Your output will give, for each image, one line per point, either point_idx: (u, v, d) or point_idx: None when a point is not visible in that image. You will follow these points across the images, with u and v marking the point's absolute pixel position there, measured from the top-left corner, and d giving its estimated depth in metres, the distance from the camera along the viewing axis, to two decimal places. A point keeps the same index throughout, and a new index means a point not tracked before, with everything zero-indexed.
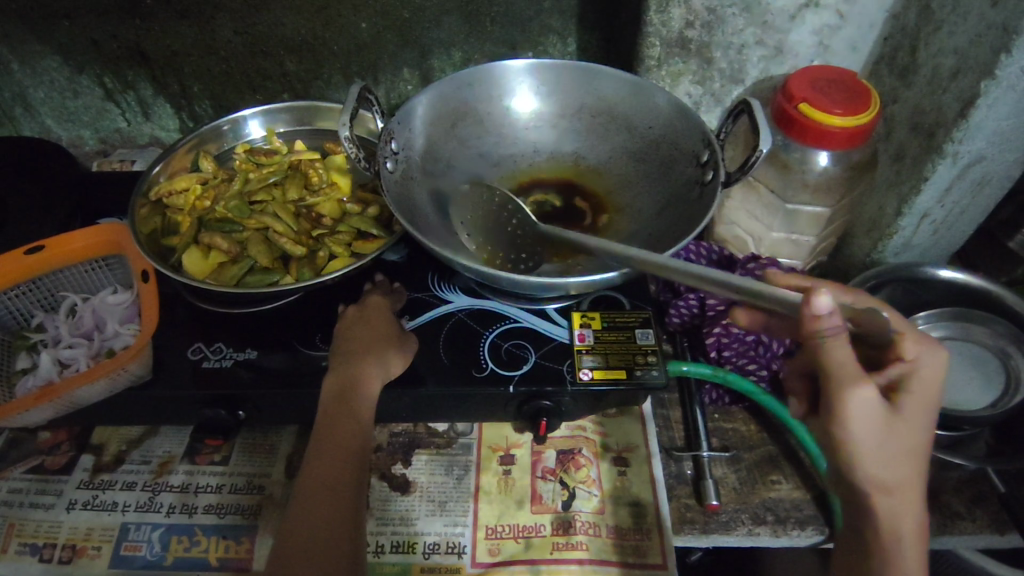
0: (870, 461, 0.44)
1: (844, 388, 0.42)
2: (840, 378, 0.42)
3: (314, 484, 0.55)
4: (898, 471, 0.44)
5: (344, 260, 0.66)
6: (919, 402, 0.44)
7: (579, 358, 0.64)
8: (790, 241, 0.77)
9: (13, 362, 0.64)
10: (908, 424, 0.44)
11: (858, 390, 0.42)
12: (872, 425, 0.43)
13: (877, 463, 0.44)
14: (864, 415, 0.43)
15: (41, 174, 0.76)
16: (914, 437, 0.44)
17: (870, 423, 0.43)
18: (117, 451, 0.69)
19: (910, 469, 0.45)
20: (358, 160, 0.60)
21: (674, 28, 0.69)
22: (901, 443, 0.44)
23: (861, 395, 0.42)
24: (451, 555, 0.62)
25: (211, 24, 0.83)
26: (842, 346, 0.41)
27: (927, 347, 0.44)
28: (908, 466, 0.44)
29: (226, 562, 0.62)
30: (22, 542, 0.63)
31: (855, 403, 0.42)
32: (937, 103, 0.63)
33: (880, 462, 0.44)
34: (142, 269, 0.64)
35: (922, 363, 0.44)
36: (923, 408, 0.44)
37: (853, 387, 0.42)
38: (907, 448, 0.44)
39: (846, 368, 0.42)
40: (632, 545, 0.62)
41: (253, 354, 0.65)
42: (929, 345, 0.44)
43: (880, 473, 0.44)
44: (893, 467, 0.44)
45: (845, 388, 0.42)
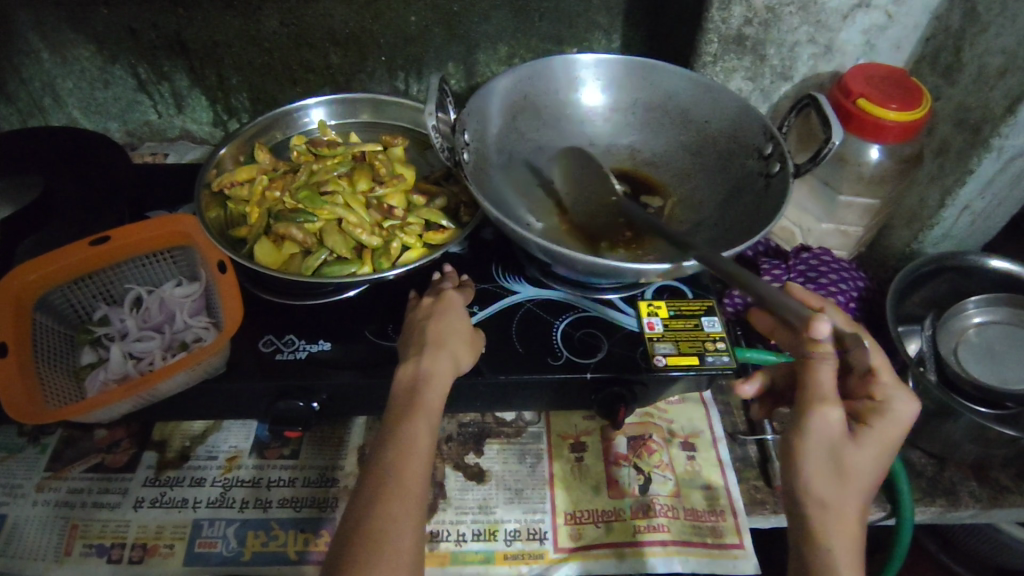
0: (821, 475, 0.45)
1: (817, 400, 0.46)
2: (817, 391, 0.46)
3: (383, 481, 0.50)
4: (846, 495, 0.45)
5: (418, 251, 0.69)
6: (881, 438, 0.47)
7: (653, 346, 0.65)
8: (838, 231, 0.85)
9: (76, 357, 0.62)
10: (867, 458, 0.46)
11: (831, 407, 0.46)
12: (837, 443, 0.45)
13: (825, 480, 0.45)
14: (830, 435, 0.45)
15: (85, 162, 0.74)
16: (869, 474, 0.45)
17: (834, 443, 0.45)
18: (181, 447, 0.67)
19: (857, 503, 0.45)
20: (441, 149, 0.61)
21: (733, 26, 0.73)
22: (855, 471, 0.45)
23: (834, 412, 0.45)
24: (533, 541, 0.62)
25: (256, 15, 0.82)
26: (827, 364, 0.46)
27: (903, 395, 0.48)
28: (856, 495, 0.45)
29: (307, 555, 0.61)
30: (87, 544, 0.61)
31: (824, 416, 0.45)
32: (984, 100, 0.66)
33: (829, 479, 0.45)
34: (219, 259, 0.63)
35: (892, 410, 0.48)
36: (882, 451, 0.47)
37: (826, 402, 0.46)
38: (859, 477, 0.45)
39: (824, 386, 0.46)
40: (709, 526, 0.63)
41: (325, 346, 0.64)
42: (904, 395, 0.48)
43: (823, 488, 0.45)
44: (837, 488, 0.45)
45: (818, 401, 0.46)
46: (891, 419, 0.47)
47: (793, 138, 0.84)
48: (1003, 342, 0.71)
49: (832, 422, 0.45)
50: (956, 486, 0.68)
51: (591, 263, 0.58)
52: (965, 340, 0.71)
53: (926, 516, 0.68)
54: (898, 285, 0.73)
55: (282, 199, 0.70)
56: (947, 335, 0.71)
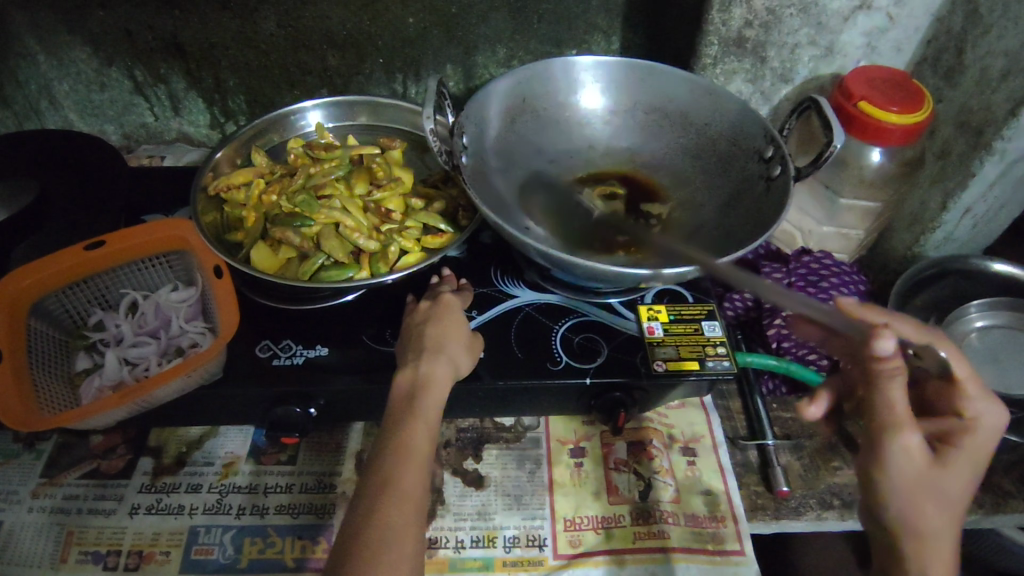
0: (910, 498, 0.47)
1: (894, 429, 0.46)
2: (891, 418, 0.46)
3: (382, 490, 0.50)
4: (935, 514, 0.46)
5: (416, 256, 0.68)
6: (969, 454, 0.47)
7: (652, 350, 0.64)
8: (839, 234, 0.85)
9: (72, 363, 0.62)
10: (953, 473, 0.46)
11: (910, 433, 0.46)
12: (920, 466, 0.46)
13: (915, 502, 0.46)
14: (911, 458, 0.46)
15: (81, 165, 0.73)
16: (959, 489, 0.47)
17: (915, 466, 0.46)
18: (178, 452, 0.67)
19: (950, 519, 0.46)
20: (439, 153, 0.61)
21: (734, 28, 0.73)
22: (942, 488, 0.46)
23: (911, 438, 0.46)
24: (532, 547, 0.62)
25: (254, 17, 0.82)
26: (901, 389, 0.46)
27: (990, 407, 0.48)
28: (947, 511, 0.46)
29: (304, 562, 0.61)
30: (83, 551, 0.60)
31: (903, 443, 0.46)
32: (987, 102, 0.66)
33: (918, 501, 0.46)
34: (215, 264, 0.62)
35: (979, 418, 0.48)
36: (969, 463, 0.47)
37: (902, 427, 0.46)
38: (946, 493, 0.46)
39: (900, 410, 0.46)
40: (709, 532, 0.63)
41: (322, 351, 0.63)
42: (992, 406, 0.48)
43: (912, 511, 0.47)
44: (930, 508, 0.46)
45: (892, 429, 0.46)
46: (978, 428, 0.47)
47: (793, 140, 0.84)
48: (1004, 346, 0.70)
49: (910, 446, 0.46)
50: None
51: (592, 269, 0.58)
52: (966, 344, 0.71)
53: None
54: (898, 291, 0.74)
55: (279, 202, 0.70)
56: (949, 340, 0.71)
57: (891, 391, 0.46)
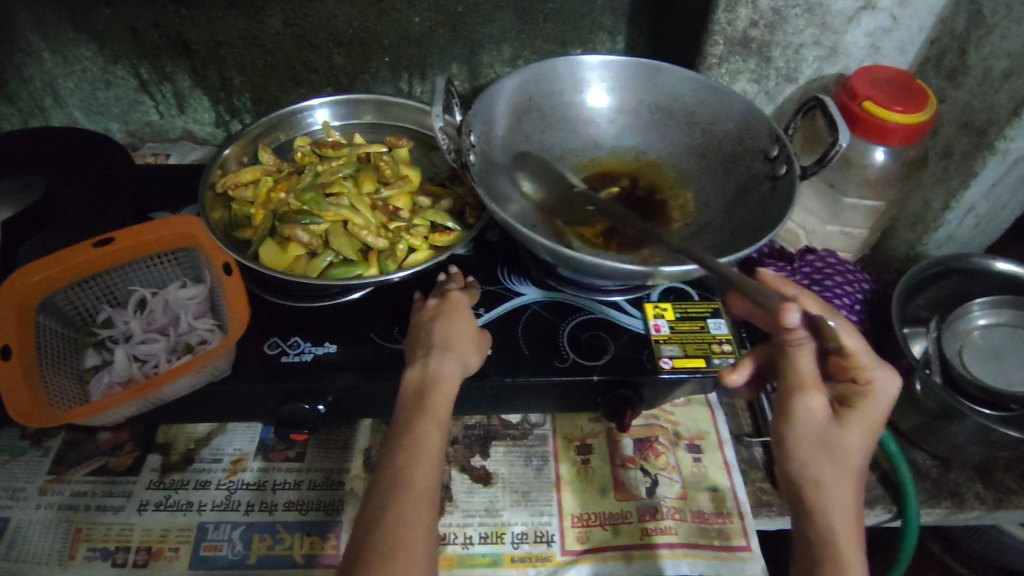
0: (812, 459, 0.48)
1: (798, 392, 0.49)
2: (797, 382, 0.49)
3: (394, 486, 0.50)
4: (832, 474, 0.48)
5: (424, 253, 0.68)
6: (864, 417, 0.49)
7: (659, 348, 0.64)
8: (843, 233, 0.85)
9: (80, 359, 0.62)
10: (851, 436, 0.48)
11: (813, 395, 0.48)
12: (820, 428, 0.49)
13: (815, 462, 0.48)
14: (815, 421, 0.49)
15: (87, 162, 0.73)
16: (855, 452, 0.48)
17: (818, 428, 0.48)
18: (185, 449, 0.67)
19: (848, 479, 0.48)
20: (448, 150, 0.62)
21: (739, 28, 0.73)
22: (840, 451, 0.48)
23: (815, 402, 0.48)
24: (540, 543, 0.62)
25: (260, 15, 0.82)
26: (807, 355, 0.49)
27: (884, 373, 0.49)
28: (845, 473, 0.48)
29: (313, 558, 0.61)
30: (92, 547, 0.60)
31: (807, 404, 0.48)
32: (989, 103, 0.67)
33: (817, 461, 0.48)
34: (224, 261, 0.62)
35: (873, 386, 0.49)
36: (866, 427, 0.49)
37: (806, 392, 0.49)
38: (846, 455, 0.48)
39: (804, 375, 0.49)
40: (716, 528, 0.63)
41: (331, 348, 0.64)
42: (885, 372, 0.49)
43: (817, 472, 0.48)
44: (830, 469, 0.48)
45: (797, 394, 0.49)
46: (872, 396, 0.49)
47: (798, 139, 0.85)
48: (1007, 344, 0.71)
49: (815, 411, 0.48)
50: (961, 488, 0.69)
51: (600, 265, 0.58)
52: (970, 342, 0.71)
53: (931, 517, 0.68)
54: (904, 286, 0.73)
55: (286, 200, 0.70)
56: (952, 337, 0.72)
57: (797, 357, 0.49)
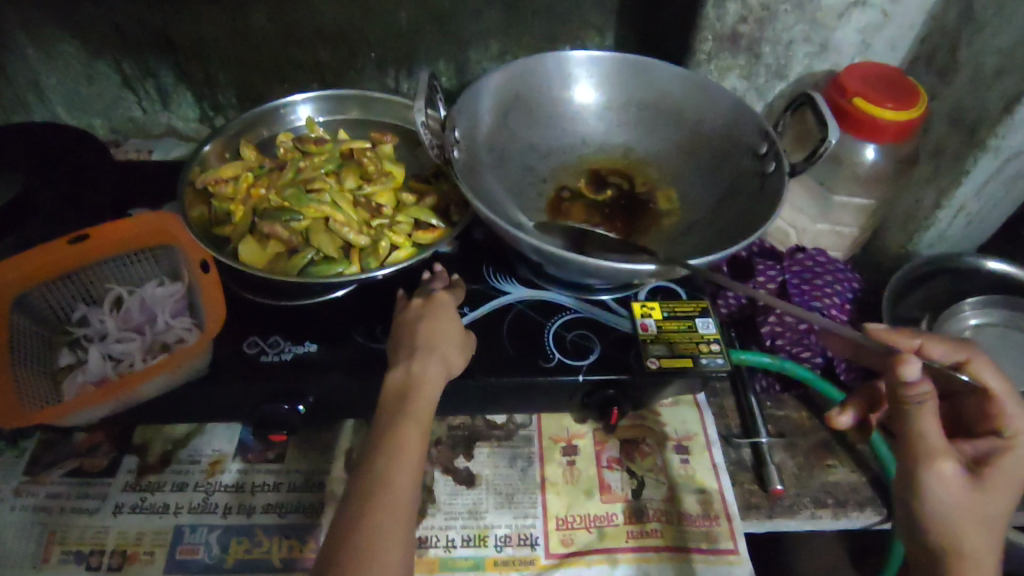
0: (956, 525, 0.45)
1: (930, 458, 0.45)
2: (927, 447, 0.45)
3: (373, 491, 0.49)
4: (985, 528, 0.45)
5: (407, 251, 0.67)
6: (1015, 473, 0.47)
7: (646, 347, 0.63)
8: (833, 232, 0.83)
9: (55, 359, 0.60)
10: (995, 494, 0.46)
11: (944, 461, 0.45)
12: (963, 493, 0.45)
13: (957, 527, 0.45)
14: (945, 481, 0.45)
15: (65, 157, 0.71)
16: (1009, 503, 0.46)
17: (952, 490, 0.45)
18: (163, 451, 0.66)
19: (994, 533, 0.45)
20: (431, 145, 0.60)
21: (728, 23, 0.72)
22: (986, 508, 0.45)
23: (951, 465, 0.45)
24: (524, 547, 0.61)
25: (244, 10, 0.81)
26: (932, 413, 0.45)
27: None
28: (988, 529, 0.45)
29: (292, 562, 0.60)
30: (66, 551, 0.59)
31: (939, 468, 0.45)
32: (981, 99, 0.66)
33: (967, 527, 0.45)
34: (203, 258, 0.61)
35: (1017, 437, 0.48)
36: (1017, 476, 0.47)
37: (939, 456, 0.45)
38: (989, 512, 0.45)
39: (935, 439, 0.45)
40: (703, 531, 0.62)
41: (311, 347, 0.62)
42: None
43: (958, 533, 0.45)
44: (982, 532, 0.45)
45: (925, 452, 0.45)
46: (1018, 448, 0.48)
47: (786, 137, 0.84)
48: (998, 344, 0.70)
49: (943, 469, 0.45)
50: None
51: (585, 263, 0.57)
52: (961, 342, 0.71)
53: None
54: (893, 288, 0.72)
55: (267, 197, 0.69)
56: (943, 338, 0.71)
57: (919, 420, 0.45)
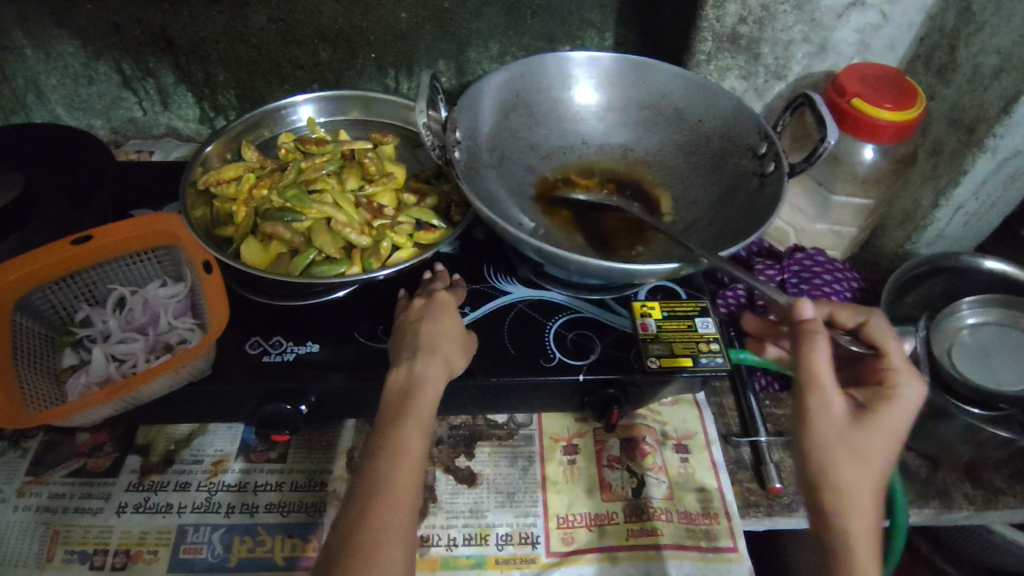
0: (830, 457, 0.43)
1: (812, 387, 0.44)
2: (815, 381, 0.44)
3: (375, 491, 0.49)
4: (855, 474, 0.43)
5: (408, 251, 0.68)
6: (885, 421, 0.45)
7: (645, 347, 0.64)
8: (832, 232, 0.85)
9: (57, 359, 0.61)
10: (871, 441, 0.44)
11: (831, 393, 0.44)
12: (837, 427, 0.44)
13: (837, 461, 0.43)
14: (834, 424, 0.44)
15: (64, 158, 0.71)
16: (880, 454, 0.44)
17: (835, 425, 0.44)
18: (165, 450, 0.66)
19: (869, 482, 0.43)
20: (432, 147, 0.60)
21: (728, 24, 0.73)
22: (863, 452, 0.43)
23: (833, 397, 0.44)
24: (525, 545, 0.61)
25: (243, 10, 0.81)
26: (825, 354, 0.44)
27: (909, 378, 0.47)
28: (866, 469, 0.43)
29: (294, 561, 0.60)
30: (69, 550, 0.59)
31: (824, 398, 0.44)
32: (979, 100, 0.66)
33: (836, 461, 0.43)
34: (205, 260, 0.61)
35: (902, 392, 0.46)
36: (889, 430, 0.44)
37: (824, 389, 0.44)
38: (870, 457, 0.43)
39: (823, 371, 0.44)
40: (702, 529, 0.63)
41: (313, 348, 0.63)
42: (910, 376, 0.47)
43: (836, 473, 0.43)
44: (853, 467, 0.43)
45: (813, 390, 0.44)
46: (901, 401, 0.46)
47: (786, 136, 0.84)
48: (994, 343, 0.70)
49: (828, 408, 0.44)
50: (950, 488, 0.68)
51: (585, 263, 0.57)
52: (958, 341, 0.71)
53: (921, 517, 0.67)
54: (891, 287, 0.73)
55: (269, 198, 0.69)
56: (941, 337, 0.71)
57: (815, 355, 0.44)
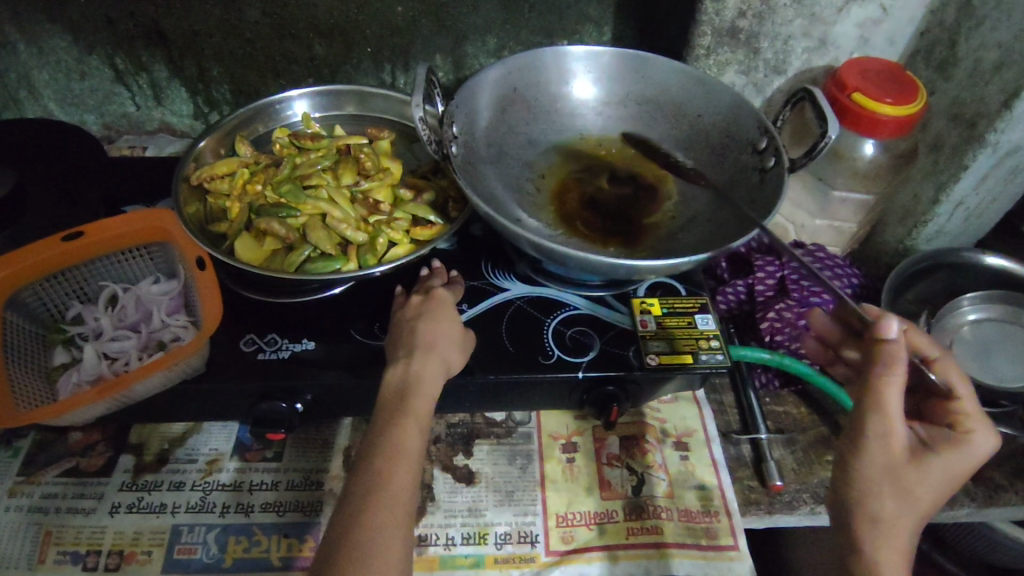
0: (874, 486, 0.45)
1: (874, 418, 0.44)
2: (881, 412, 0.44)
3: (371, 490, 0.48)
4: (895, 508, 0.44)
5: (405, 248, 0.67)
6: (945, 463, 0.45)
7: (645, 343, 0.63)
8: (832, 228, 0.85)
9: (48, 357, 0.60)
10: (924, 481, 0.45)
11: (895, 431, 0.44)
12: (892, 462, 0.45)
13: (881, 492, 0.45)
14: (889, 454, 0.45)
15: (55, 154, 0.70)
16: (928, 494, 0.45)
17: (889, 458, 0.44)
18: (159, 450, 0.65)
19: (909, 518, 0.45)
20: (429, 142, 0.60)
21: (727, 18, 0.72)
22: (911, 490, 0.44)
23: (897, 435, 0.44)
24: (523, 544, 0.61)
25: (238, 4, 0.80)
26: (899, 388, 0.43)
27: (982, 431, 0.47)
28: (909, 508, 0.44)
29: (290, 561, 0.59)
30: (62, 551, 0.58)
31: (885, 434, 0.44)
32: (979, 94, 0.66)
33: (879, 493, 0.45)
34: (198, 256, 0.61)
35: (970, 441, 0.46)
36: (943, 472, 0.45)
37: (889, 425, 0.44)
38: (914, 493, 0.44)
39: (891, 407, 0.44)
40: (702, 527, 0.62)
41: (309, 345, 0.62)
42: (984, 429, 0.47)
43: (877, 505, 0.45)
44: (898, 503, 0.44)
45: (876, 419, 0.44)
46: (967, 449, 0.46)
47: (785, 131, 0.83)
48: (995, 339, 0.70)
49: (889, 439, 0.44)
50: None
51: (585, 259, 0.56)
52: (958, 337, 0.71)
53: (921, 515, 0.67)
54: (892, 284, 0.72)
55: (264, 193, 0.69)
56: (942, 333, 0.71)
57: (888, 388, 0.43)
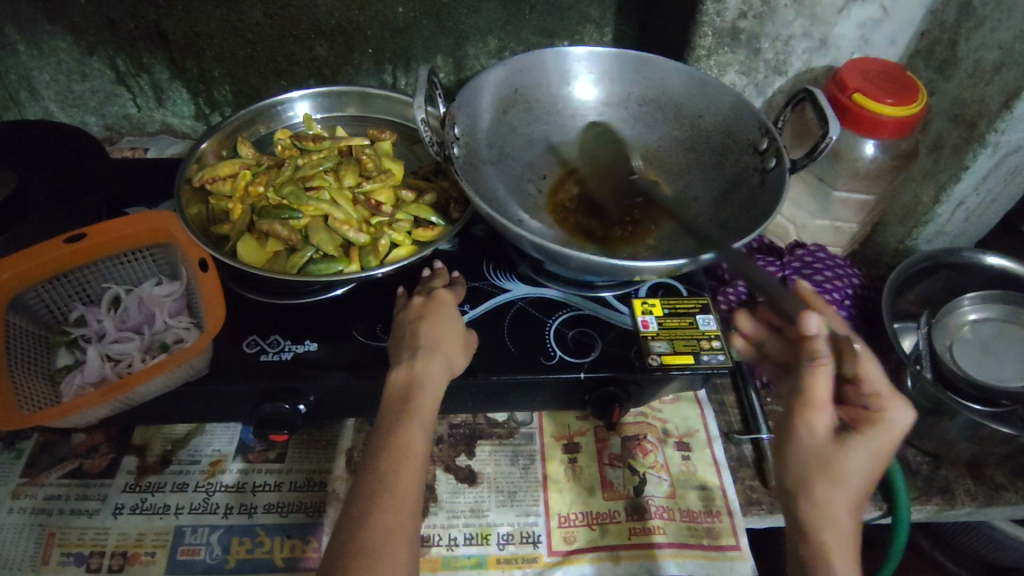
0: (806, 470, 0.46)
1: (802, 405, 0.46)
2: (807, 399, 0.45)
3: (377, 491, 0.49)
4: (829, 491, 0.45)
5: (406, 249, 0.67)
6: (871, 443, 0.45)
7: (647, 344, 0.63)
8: (833, 228, 0.84)
9: (51, 359, 0.60)
10: (853, 463, 0.45)
11: (820, 415, 0.45)
12: (821, 445, 0.46)
13: (812, 476, 0.46)
14: (815, 437, 0.46)
15: (57, 156, 0.70)
16: (859, 476, 0.45)
17: (818, 442, 0.46)
18: (162, 451, 0.65)
19: (846, 501, 0.45)
20: (431, 143, 0.59)
21: (728, 18, 0.72)
22: (840, 471, 0.45)
23: (820, 417, 0.45)
24: (526, 544, 0.61)
25: (239, 5, 0.80)
26: (822, 376, 0.45)
27: (902, 408, 0.47)
28: (843, 491, 0.45)
29: (293, 562, 0.60)
30: (65, 553, 0.59)
31: (812, 418, 0.46)
32: (980, 95, 0.66)
33: (813, 477, 0.46)
34: (201, 257, 0.61)
35: (892, 419, 0.46)
36: (875, 456, 0.45)
37: (814, 410, 0.45)
38: (844, 476, 0.45)
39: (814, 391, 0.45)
40: (704, 527, 0.62)
41: (312, 346, 0.62)
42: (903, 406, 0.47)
43: (811, 488, 0.46)
44: (827, 486, 0.45)
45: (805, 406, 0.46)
46: (890, 428, 0.46)
47: (786, 132, 0.84)
48: (994, 339, 0.70)
49: (814, 424, 0.46)
50: (952, 484, 0.68)
51: (585, 260, 0.56)
52: (958, 337, 0.71)
53: (922, 513, 0.67)
54: (892, 284, 0.72)
55: (267, 195, 0.69)
56: (942, 333, 0.71)
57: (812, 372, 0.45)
